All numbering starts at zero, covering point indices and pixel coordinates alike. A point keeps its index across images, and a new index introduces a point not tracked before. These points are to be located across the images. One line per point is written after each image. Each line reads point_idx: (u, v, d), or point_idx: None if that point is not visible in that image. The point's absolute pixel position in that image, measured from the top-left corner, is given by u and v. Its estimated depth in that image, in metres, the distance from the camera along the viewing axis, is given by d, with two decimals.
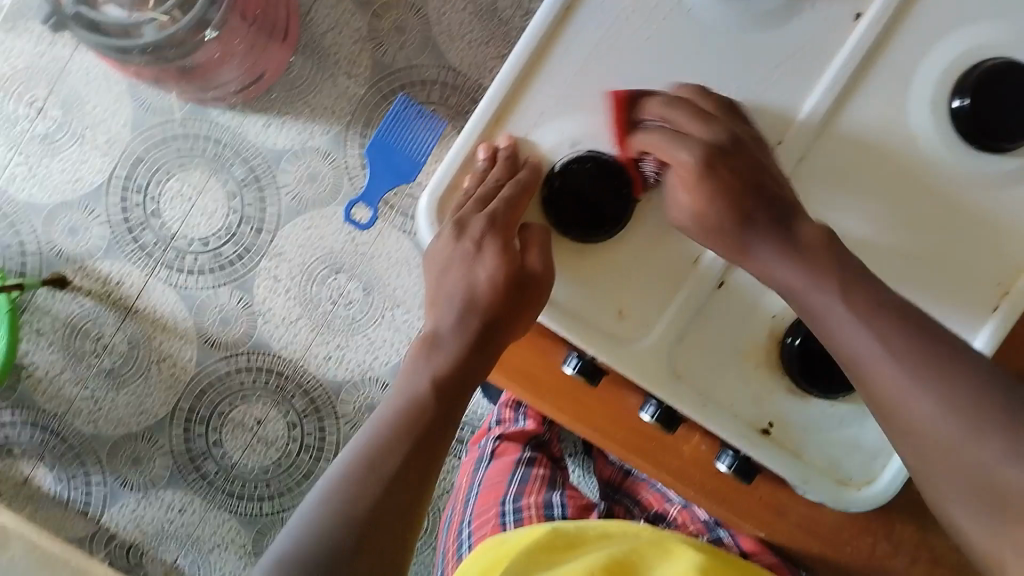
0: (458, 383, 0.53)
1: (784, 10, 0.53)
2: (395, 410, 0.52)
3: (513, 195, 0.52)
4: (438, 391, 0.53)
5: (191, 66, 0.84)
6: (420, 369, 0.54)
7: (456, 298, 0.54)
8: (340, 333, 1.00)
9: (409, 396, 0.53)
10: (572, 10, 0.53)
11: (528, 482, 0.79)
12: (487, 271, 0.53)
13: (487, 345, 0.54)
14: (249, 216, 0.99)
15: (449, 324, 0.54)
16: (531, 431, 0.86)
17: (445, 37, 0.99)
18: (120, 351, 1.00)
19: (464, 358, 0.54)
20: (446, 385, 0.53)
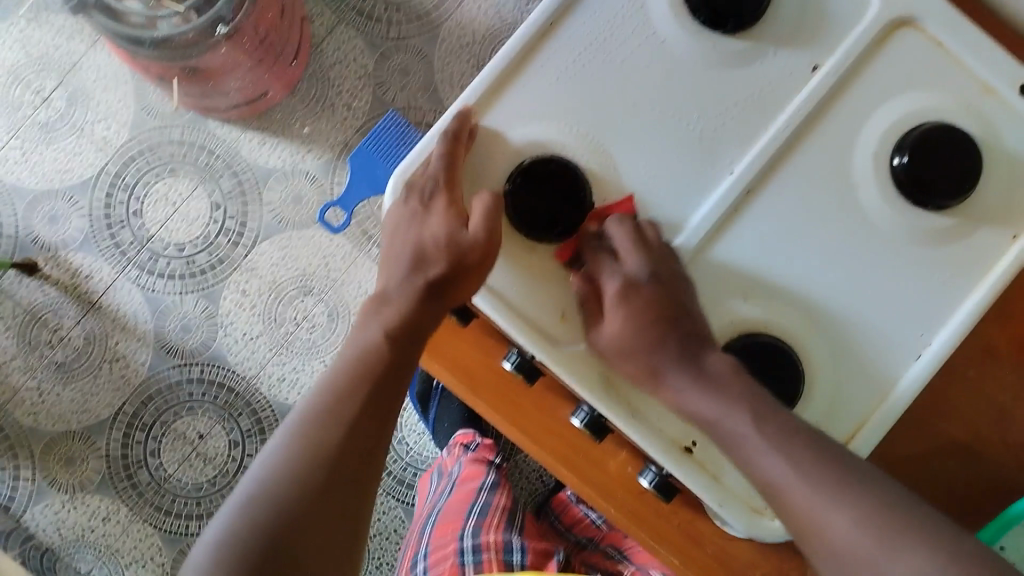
0: (411, 332, 0.53)
1: (751, 47, 0.53)
2: (348, 363, 0.52)
3: (447, 151, 0.51)
4: (392, 338, 0.53)
5: (195, 69, 0.86)
6: (372, 321, 0.54)
7: (407, 252, 0.54)
8: (298, 356, 0.99)
9: (362, 345, 0.53)
10: (554, 26, 0.54)
11: (488, 514, 0.77)
12: (437, 236, 0.52)
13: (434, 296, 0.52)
14: (229, 228, 1.00)
15: (397, 282, 0.54)
16: (486, 456, 0.86)
17: (446, 85, 1.03)
18: (75, 345, 0.98)
19: (416, 310, 0.53)
20: (399, 340, 0.53)
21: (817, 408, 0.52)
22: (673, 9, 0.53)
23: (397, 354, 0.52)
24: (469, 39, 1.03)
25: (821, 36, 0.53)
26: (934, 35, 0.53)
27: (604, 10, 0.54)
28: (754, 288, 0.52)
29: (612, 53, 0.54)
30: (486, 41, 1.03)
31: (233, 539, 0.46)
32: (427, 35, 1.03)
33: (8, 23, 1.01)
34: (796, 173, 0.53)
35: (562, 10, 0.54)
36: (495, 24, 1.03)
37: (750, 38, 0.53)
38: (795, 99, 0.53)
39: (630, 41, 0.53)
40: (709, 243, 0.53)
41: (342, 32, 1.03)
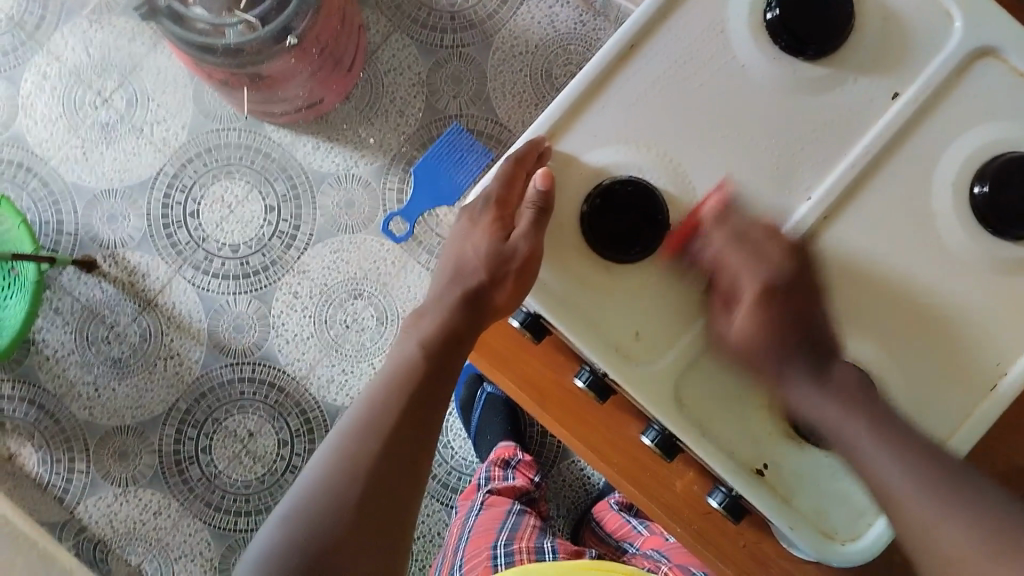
0: (447, 344, 0.56)
1: (833, 74, 0.54)
2: (386, 374, 0.55)
3: (506, 172, 0.54)
4: (425, 350, 0.56)
5: (261, 76, 0.88)
6: (411, 337, 0.57)
7: (452, 270, 0.59)
8: (348, 358, 1.01)
9: (399, 359, 0.56)
10: (636, 47, 0.54)
11: (519, 529, 0.78)
12: (478, 250, 0.57)
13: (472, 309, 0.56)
14: (282, 230, 1.02)
15: (437, 297, 0.58)
16: (523, 486, 0.87)
17: (499, 93, 1.04)
18: (130, 342, 1.01)
19: (450, 322, 0.56)
20: (436, 348, 0.56)
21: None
22: (754, 36, 0.53)
23: (433, 360, 0.55)
24: (522, 48, 1.04)
25: (899, 66, 0.54)
26: (1016, 68, 0.53)
27: (684, 36, 0.54)
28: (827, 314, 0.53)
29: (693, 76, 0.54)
30: (539, 50, 1.04)
31: (283, 540, 0.48)
32: (480, 44, 1.04)
33: (72, 25, 1.03)
34: (871, 200, 0.53)
35: (640, 36, 0.54)
36: (548, 34, 1.04)
37: (832, 65, 0.54)
38: (873, 128, 0.54)
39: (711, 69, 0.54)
40: None
41: (398, 40, 1.04)
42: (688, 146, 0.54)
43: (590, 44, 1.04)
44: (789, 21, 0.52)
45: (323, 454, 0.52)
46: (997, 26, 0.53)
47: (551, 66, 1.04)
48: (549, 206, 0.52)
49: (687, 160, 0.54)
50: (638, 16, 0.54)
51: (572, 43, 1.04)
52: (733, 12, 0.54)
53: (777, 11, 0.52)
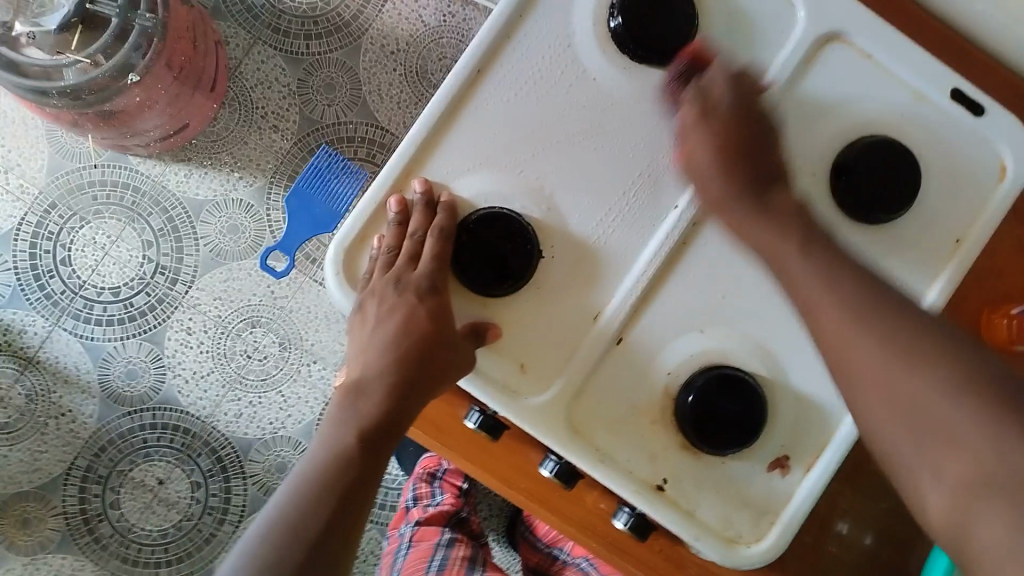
0: (385, 435, 0.51)
1: (685, 77, 0.53)
2: (319, 464, 0.50)
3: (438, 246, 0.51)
4: (364, 440, 0.50)
5: (110, 112, 0.82)
6: (349, 419, 0.51)
7: (392, 336, 0.52)
8: (253, 390, 0.98)
9: (332, 447, 0.50)
10: (485, 70, 0.53)
11: (448, 567, 0.80)
12: (420, 324, 0.51)
13: (415, 393, 0.51)
14: (165, 266, 0.97)
15: (376, 370, 0.52)
16: (449, 510, 0.86)
17: (374, 96, 1.01)
18: (16, 405, 0.95)
19: (390, 408, 0.51)
20: (376, 436, 0.50)
21: (787, 426, 0.53)
22: (601, 46, 0.53)
23: (369, 453, 0.50)
24: (393, 48, 1.01)
25: None
26: (862, 50, 0.55)
27: (532, 49, 0.53)
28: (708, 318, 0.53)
29: (543, 95, 0.53)
30: (410, 48, 1.01)
31: None
32: (348, 48, 1.00)
33: None
34: None
35: (488, 54, 0.53)
36: (418, 29, 1.01)
37: (681, 67, 0.53)
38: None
39: (565, 82, 0.53)
40: (657, 285, 0.53)
41: (260, 52, 1.00)
42: (552, 169, 0.53)
43: (462, 36, 1.02)
44: (633, 29, 0.52)
45: (240, 566, 0.46)
46: (836, 12, 0.54)
47: (425, 62, 1.01)
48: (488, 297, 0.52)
49: (553, 182, 0.53)
50: (481, 38, 0.52)
51: (444, 36, 1.01)
52: (578, 21, 0.53)
53: (619, 20, 0.52)
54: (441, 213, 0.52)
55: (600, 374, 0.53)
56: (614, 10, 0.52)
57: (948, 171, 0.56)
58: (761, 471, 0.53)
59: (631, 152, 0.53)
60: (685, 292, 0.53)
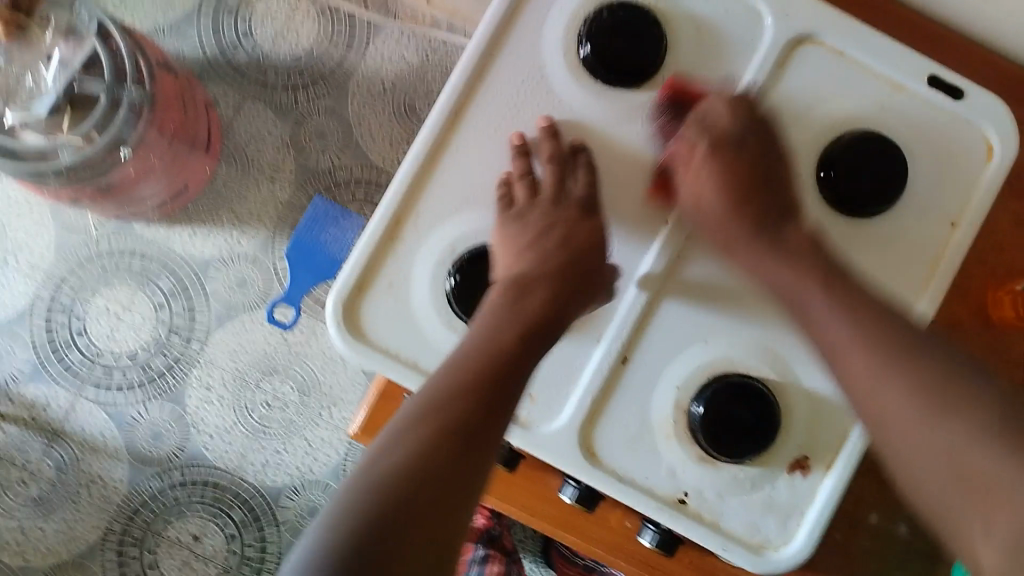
0: (503, 386, 0.47)
1: (658, 99, 0.55)
2: (435, 405, 0.45)
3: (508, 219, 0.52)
4: (487, 390, 0.46)
5: (109, 184, 0.84)
6: (470, 364, 0.47)
7: (505, 293, 0.50)
8: (276, 438, 0.99)
9: (452, 388, 0.46)
10: (462, 113, 0.54)
11: None
12: (509, 290, 0.51)
13: (530, 352, 0.49)
14: (178, 326, 0.99)
15: (497, 319, 0.49)
16: (482, 526, 0.87)
17: (366, 137, 1.02)
18: (47, 477, 0.97)
19: (510, 362, 0.48)
20: (495, 388, 0.47)
21: (800, 427, 0.54)
22: (574, 75, 0.54)
23: (490, 404, 0.46)
24: (379, 88, 1.03)
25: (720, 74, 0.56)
26: (833, 48, 0.55)
27: (506, 87, 0.54)
28: (709, 330, 0.54)
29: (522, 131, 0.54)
30: (396, 87, 1.03)
31: None
32: (336, 94, 1.02)
33: None
34: None
35: (464, 97, 0.54)
36: (401, 68, 1.03)
37: (654, 89, 0.55)
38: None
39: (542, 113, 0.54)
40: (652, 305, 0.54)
41: (250, 108, 1.02)
42: None
43: (445, 68, 1.03)
44: (602, 55, 0.53)
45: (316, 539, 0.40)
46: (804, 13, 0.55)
47: (411, 99, 1.03)
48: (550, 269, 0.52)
49: None
50: (455, 82, 0.54)
51: (428, 72, 1.03)
52: (548, 53, 0.54)
53: (588, 47, 0.53)
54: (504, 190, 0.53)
55: (610, 396, 0.54)
56: (583, 39, 0.54)
57: (933, 158, 0.56)
58: (781, 474, 0.53)
59: (615, 176, 0.55)
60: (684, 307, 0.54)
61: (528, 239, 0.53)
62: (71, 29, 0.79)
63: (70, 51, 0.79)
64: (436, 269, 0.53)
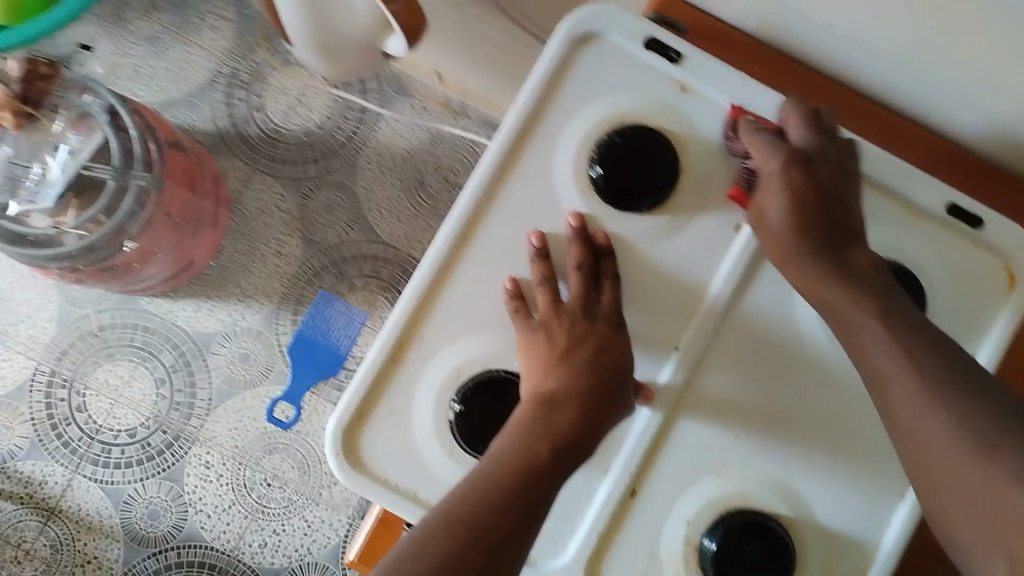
0: (537, 491, 0.46)
1: (668, 222, 0.55)
2: (470, 500, 0.45)
3: (542, 321, 0.52)
4: (523, 494, 0.46)
5: (115, 266, 0.83)
6: (514, 465, 0.47)
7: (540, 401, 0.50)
8: (275, 518, 0.97)
9: (489, 485, 0.46)
10: (470, 234, 0.54)
11: None
12: (547, 390, 0.50)
13: (565, 459, 0.48)
14: (179, 402, 0.97)
15: (537, 419, 0.49)
16: None
17: (375, 213, 1.01)
18: (42, 556, 0.95)
19: (546, 467, 0.47)
20: (531, 494, 0.46)
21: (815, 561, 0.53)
22: (583, 196, 0.55)
23: (525, 509, 0.45)
24: (390, 163, 1.02)
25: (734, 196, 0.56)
26: None
27: (516, 208, 0.55)
28: (721, 463, 0.54)
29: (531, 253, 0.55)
30: (406, 162, 1.02)
31: None
32: (346, 167, 1.02)
33: None
34: (731, 343, 0.55)
35: (472, 219, 0.54)
36: (412, 143, 1.03)
37: (664, 214, 0.55)
38: (721, 267, 0.55)
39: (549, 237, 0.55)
40: (662, 437, 0.54)
41: (260, 180, 1.01)
42: None
43: (456, 144, 1.03)
44: (614, 180, 0.54)
45: None
46: None
47: (421, 174, 1.02)
48: (589, 374, 0.51)
49: None
50: (464, 203, 0.54)
51: (438, 148, 1.03)
52: (558, 176, 0.55)
53: (599, 170, 0.54)
54: (540, 296, 0.53)
55: (621, 525, 0.54)
56: (594, 161, 0.54)
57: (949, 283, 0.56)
58: None
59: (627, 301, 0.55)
60: (694, 436, 0.54)
61: (559, 354, 0.52)
62: (83, 117, 0.81)
63: (80, 141, 0.79)
64: (438, 394, 0.53)
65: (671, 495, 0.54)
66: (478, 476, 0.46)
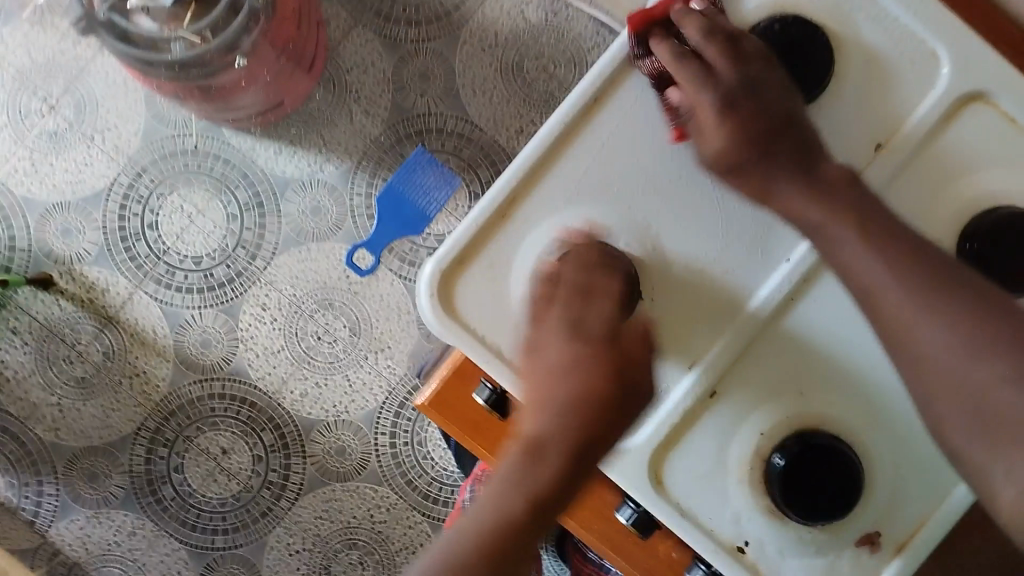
0: (570, 479, 0.50)
1: (809, 125, 0.57)
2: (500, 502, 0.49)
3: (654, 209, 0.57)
4: (555, 484, 0.49)
5: (213, 87, 0.83)
6: (530, 461, 0.50)
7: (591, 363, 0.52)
8: (320, 372, 0.98)
9: (516, 490, 0.49)
10: (597, 104, 0.57)
11: None
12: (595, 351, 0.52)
13: (597, 434, 0.51)
14: (247, 241, 0.98)
15: (560, 405, 0.51)
16: None
17: (468, 89, 0.99)
18: (94, 361, 0.97)
19: (573, 451, 0.50)
20: (566, 484, 0.50)
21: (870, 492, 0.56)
22: None
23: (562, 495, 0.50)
24: (492, 41, 0.99)
25: (879, 116, 0.57)
26: (1006, 113, 0.56)
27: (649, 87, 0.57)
28: (805, 386, 0.57)
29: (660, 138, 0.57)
30: (508, 42, 0.99)
31: None
32: (448, 38, 0.99)
33: (12, 28, 0.97)
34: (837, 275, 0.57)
35: (604, 89, 0.57)
36: (518, 25, 0.99)
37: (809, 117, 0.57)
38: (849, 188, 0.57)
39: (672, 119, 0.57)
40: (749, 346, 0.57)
41: (359, 35, 0.99)
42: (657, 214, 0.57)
43: (563, 34, 0.99)
44: (762, 60, 0.56)
45: None
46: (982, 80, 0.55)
47: (521, 59, 0.99)
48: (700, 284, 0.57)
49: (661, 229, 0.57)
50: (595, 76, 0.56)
51: (543, 35, 0.99)
52: None
53: (754, 46, 0.56)
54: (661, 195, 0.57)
55: (690, 423, 0.57)
56: (753, 37, 0.56)
57: None
58: (849, 545, 0.56)
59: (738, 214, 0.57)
60: (782, 351, 0.57)
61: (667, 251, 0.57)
62: None
63: None
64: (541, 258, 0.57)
65: (743, 397, 0.57)
66: (490, 514, 0.49)
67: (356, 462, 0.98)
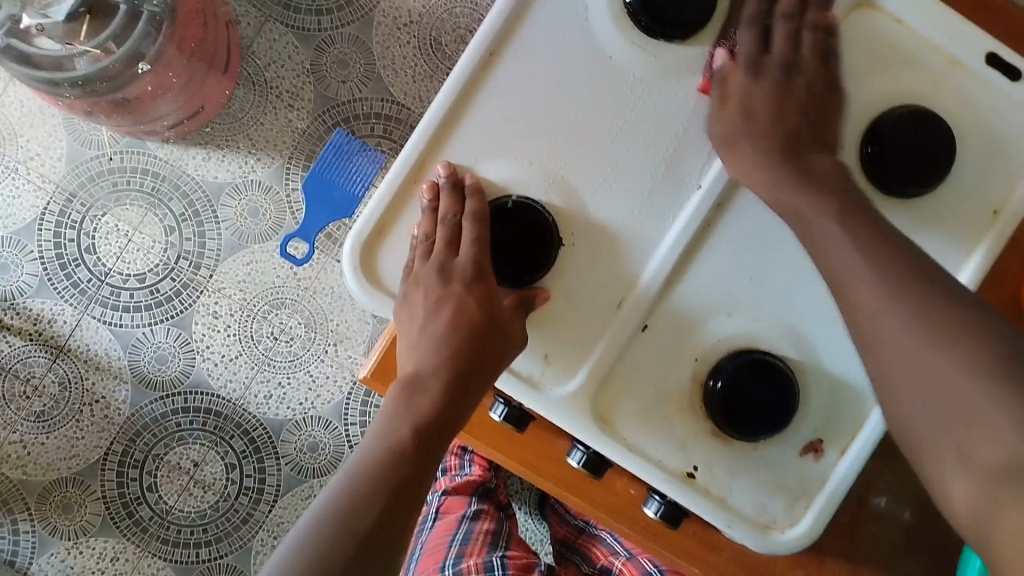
0: (437, 432, 0.54)
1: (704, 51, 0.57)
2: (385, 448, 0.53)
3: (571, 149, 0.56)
4: (419, 434, 0.54)
5: (126, 100, 0.82)
6: (405, 410, 0.55)
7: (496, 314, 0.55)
8: (281, 370, 0.98)
9: (390, 440, 0.54)
10: (496, 56, 0.56)
11: (469, 542, 0.78)
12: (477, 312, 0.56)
13: (466, 386, 0.56)
14: (188, 251, 0.97)
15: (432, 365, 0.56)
16: (478, 478, 0.86)
17: (389, 70, 0.98)
18: (51, 392, 0.96)
19: (443, 399, 0.55)
20: (429, 432, 0.54)
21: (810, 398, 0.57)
22: (618, 25, 0.56)
23: (428, 446, 0.54)
24: (405, 19, 0.99)
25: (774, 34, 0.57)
26: (892, 15, 0.57)
27: (544, 31, 0.56)
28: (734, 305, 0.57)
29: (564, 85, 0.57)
30: (422, 18, 0.99)
31: None
32: (361, 21, 0.98)
33: None
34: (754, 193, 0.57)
35: (499, 42, 0.56)
36: None
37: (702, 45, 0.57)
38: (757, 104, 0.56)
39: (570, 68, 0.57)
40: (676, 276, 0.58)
41: (271, 29, 0.98)
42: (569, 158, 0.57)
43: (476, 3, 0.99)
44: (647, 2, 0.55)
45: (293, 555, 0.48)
46: None
47: (438, 34, 0.99)
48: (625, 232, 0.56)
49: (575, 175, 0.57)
50: (490, 28, 0.56)
51: (456, 7, 0.99)
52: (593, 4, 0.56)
53: None
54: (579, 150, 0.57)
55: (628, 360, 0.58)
56: None
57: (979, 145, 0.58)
58: (794, 454, 0.57)
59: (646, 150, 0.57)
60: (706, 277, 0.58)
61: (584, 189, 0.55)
62: None
63: None
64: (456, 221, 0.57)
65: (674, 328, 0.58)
66: (369, 465, 0.53)
67: (330, 455, 0.98)
